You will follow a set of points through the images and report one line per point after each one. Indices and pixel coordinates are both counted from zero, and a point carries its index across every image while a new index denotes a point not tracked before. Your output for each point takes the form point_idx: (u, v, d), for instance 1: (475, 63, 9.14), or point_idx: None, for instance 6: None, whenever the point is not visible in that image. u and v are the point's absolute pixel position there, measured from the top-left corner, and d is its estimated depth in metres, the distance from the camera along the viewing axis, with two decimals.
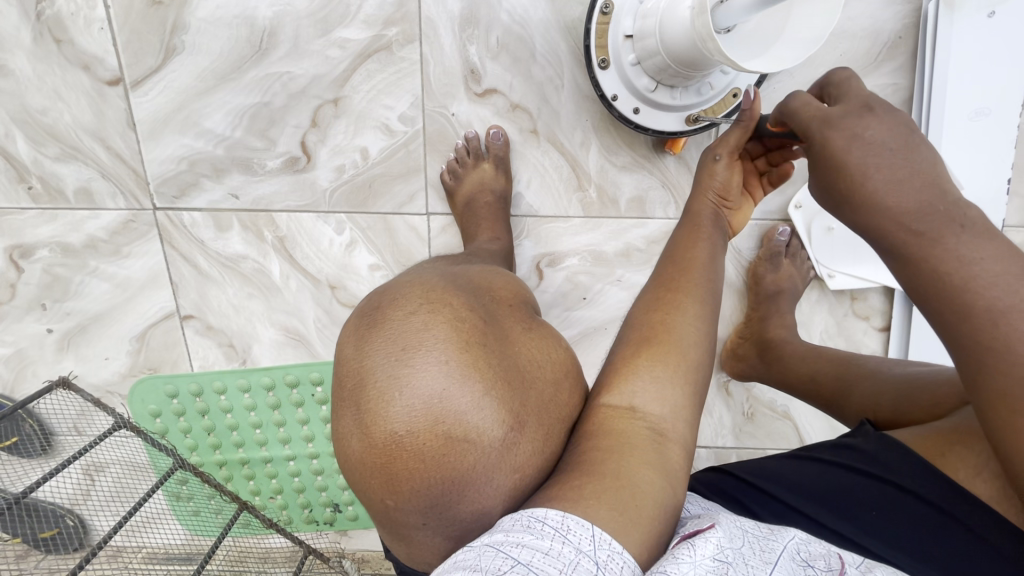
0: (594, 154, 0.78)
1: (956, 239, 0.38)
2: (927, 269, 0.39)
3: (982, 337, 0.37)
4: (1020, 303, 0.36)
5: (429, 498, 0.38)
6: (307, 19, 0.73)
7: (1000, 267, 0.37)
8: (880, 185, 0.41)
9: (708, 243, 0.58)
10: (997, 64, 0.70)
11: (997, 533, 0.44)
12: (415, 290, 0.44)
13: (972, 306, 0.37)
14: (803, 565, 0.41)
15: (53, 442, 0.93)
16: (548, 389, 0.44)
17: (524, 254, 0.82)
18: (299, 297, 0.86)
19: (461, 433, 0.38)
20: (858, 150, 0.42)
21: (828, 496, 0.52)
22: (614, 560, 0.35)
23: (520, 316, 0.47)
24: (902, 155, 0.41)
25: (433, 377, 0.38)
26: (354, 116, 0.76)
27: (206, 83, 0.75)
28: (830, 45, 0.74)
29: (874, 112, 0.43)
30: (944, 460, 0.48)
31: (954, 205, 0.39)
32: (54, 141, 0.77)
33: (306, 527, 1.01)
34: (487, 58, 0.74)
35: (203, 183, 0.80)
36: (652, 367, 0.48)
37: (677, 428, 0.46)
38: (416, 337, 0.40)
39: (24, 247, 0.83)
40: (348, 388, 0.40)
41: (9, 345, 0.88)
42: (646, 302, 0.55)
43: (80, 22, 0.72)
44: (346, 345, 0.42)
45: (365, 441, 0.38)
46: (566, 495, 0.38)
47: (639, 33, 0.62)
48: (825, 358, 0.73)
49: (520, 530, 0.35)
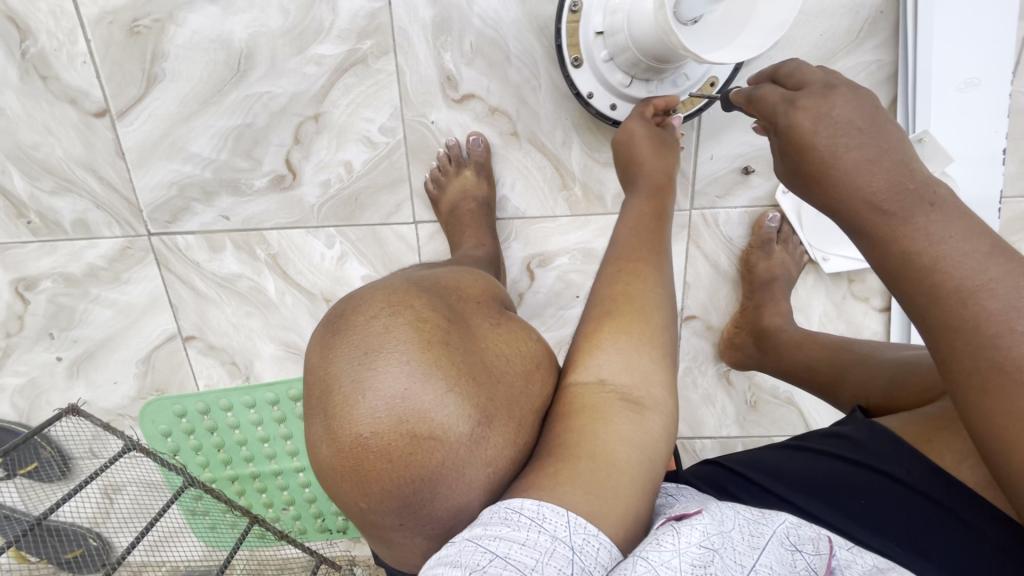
0: (576, 152, 0.78)
1: (927, 218, 0.37)
2: (898, 252, 0.37)
3: (956, 322, 0.35)
4: (991, 279, 0.34)
5: (402, 497, 0.38)
6: (283, 38, 0.73)
7: (969, 245, 0.35)
8: (852, 165, 0.39)
9: (659, 222, 0.58)
10: (982, 30, 0.68)
11: (992, 527, 0.44)
12: (377, 295, 0.44)
13: (944, 289, 0.35)
14: (791, 549, 0.39)
15: (71, 465, 0.95)
16: (518, 383, 0.44)
17: (514, 256, 0.83)
18: (296, 312, 0.87)
19: (426, 430, 0.38)
20: (825, 130, 0.40)
21: (816, 488, 0.52)
22: (589, 543, 0.35)
23: (487, 313, 0.48)
24: (870, 132, 0.40)
25: (396, 378, 0.38)
26: (336, 131, 0.77)
27: (189, 108, 0.76)
28: (809, 26, 0.72)
29: (838, 92, 0.42)
30: (930, 446, 0.48)
31: (922, 183, 0.38)
32: (48, 175, 0.79)
33: (317, 534, 1.02)
34: (462, 63, 0.74)
35: (194, 207, 0.81)
36: (617, 336, 0.48)
37: (651, 394, 0.45)
38: (378, 340, 0.40)
39: (28, 279, 0.85)
40: (316, 396, 0.40)
41: (23, 375, 0.90)
42: (609, 270, 0.54)
43: (63, 58, 0.74)
44: (312, 354, 0.43)
45: (333, 447, 0.38)
46: (542, 482, 0.38)
47: (609, 28, 0.62)
48: (819, 344, 0.73)
49: (497, 523, 0.35)
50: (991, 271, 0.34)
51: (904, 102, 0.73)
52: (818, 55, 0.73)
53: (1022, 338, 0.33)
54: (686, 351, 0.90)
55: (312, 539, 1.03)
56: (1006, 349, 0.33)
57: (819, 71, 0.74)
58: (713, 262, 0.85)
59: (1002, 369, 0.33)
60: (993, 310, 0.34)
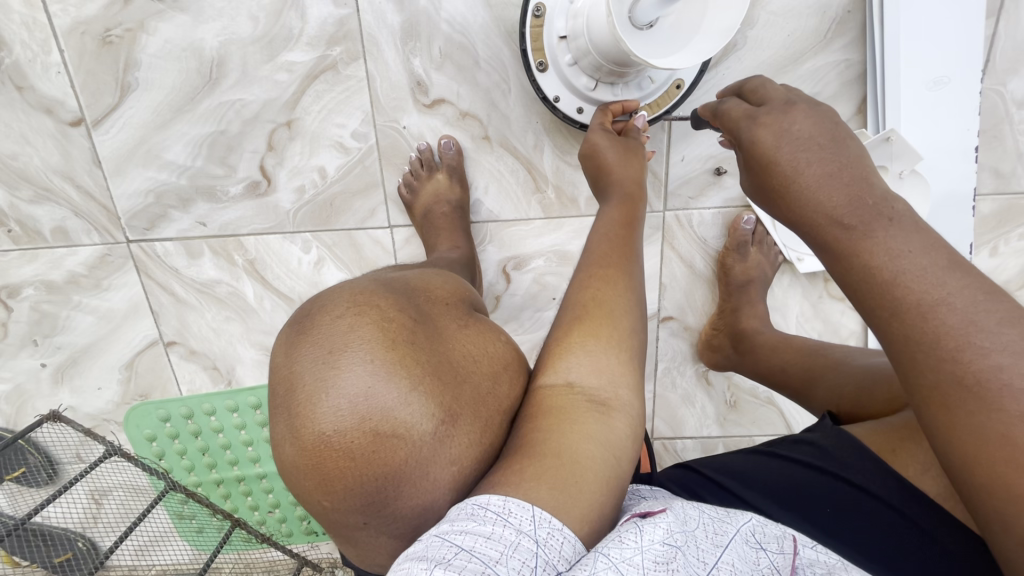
0: (548, 155, 0.78)
1: (886, 233, 0.36)
2: (859, 266, 0.37)
3: (916, 335, 0.34)
4: (949, 294, 0.34)
5: (365, 497, 0.38)
6: (253, 45, 0.74)
7: (927, 259, 0.35)
8: (812, 180, 0.39)
9: (629, 228, 0.57)
10: (949, 28, 0.68)
11: (949, 535, 0.44)
12: (344, 294, 0.43)
13: (903, 302, 0.35)
14: (755, 547, 0.38)
15: (58, 470, 0.96)
16: (484, 382, 0.44)
17: (489, 259, 0.83)
18: (275, 316, 0.88)
19: (390, 429, 0.37)
20: (786, 146, 0.41)
21: (783, 494, 0.52)
22: (554, 537, 0.36)
23: (456, 312, 0.47)
24: (830, 147, 0.40)
25: (360, 376, 0.37)
26: (309, 137, 0.78)
27: (163, 116, 0.77)
28: (776, 27, 0.72)
29: (798, 109, 0.43)
30: (896, 458, 0.48)
31: (881, 199, 0.38)
32: (27, 184, 0.80)
33: (302, 537, 1.03)
34: (432, 68, 0.74)
35: (171, 214, 0.82)
36: (586, 340, 0.47)
37: (618, 396, 0.45)
38: (342, 339, 0.39)
39: (11, 286, 0.86)
40: (279, 395, 0.39)
41: (8, 381, 0.91)
42: (581, 277, 0.53)
43: (38, 68, 0.74)
44: (277, 353, 0.42)
45: (297, 446, 0.37)
46: (507, 479, 0.38)
47: (571, 33, 0.62)
48: (794, 348, 0.73)
49: (464, 518, 0.35)
50: (949, 285, 0.34)
51: (874, 101, 0.73)
52: (787, 55, 0.73)
53: (980, 352, 0.32)
54: (664, 352, 0.90)
55: (296, 542, 1.04)
56: (965, 362, 0.33)
57: (788, 71, 0.74)
58: (689, 263, 0.85)
59: (960, 384, 0.33)
60: (950, 325, 0.33)
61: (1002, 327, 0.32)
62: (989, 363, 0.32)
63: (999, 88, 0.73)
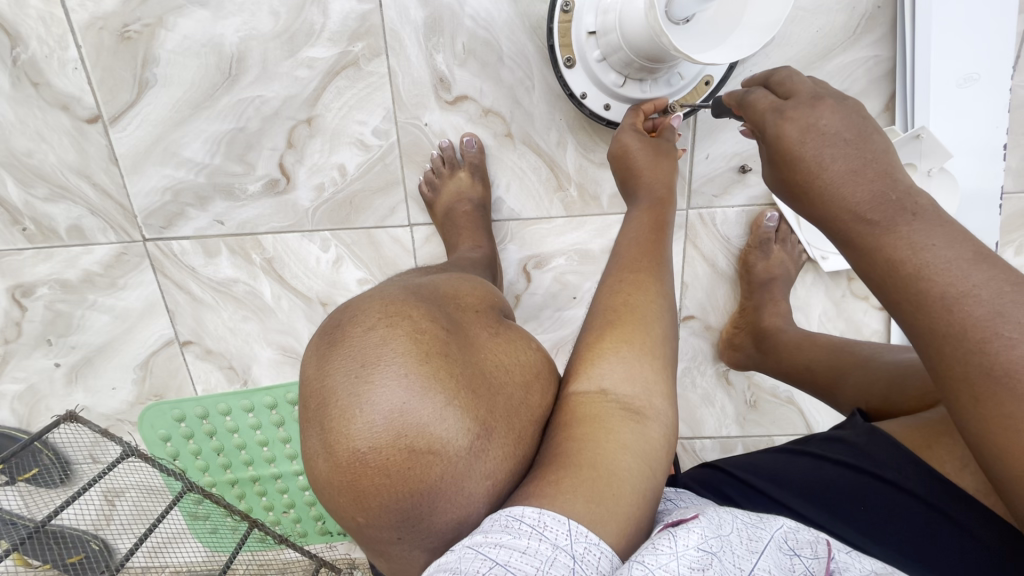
0: (571, 152, 0.77)
1: (910, 227, 0.36)
2: (883, 260, 0.36)
3: (942, 328, 0.33)
4: (976, 285, 0.33)
5: (399, 513, 0.36)
6: (273, 41, 0.73)
7: (953, 252, 0.34)
8: (837, 175, 0.38)
9: (662, 232, 0.56)
10: (981, 23, 0.67)
11: (986, 530, 0.43)
12: (374, 303, 0.42)
13: (926, 294, 0.34)
14: (790, 553, 0.37)
15: (72, 470, 0.96)
16: (518, 393, 0.42)
17: (510, 258, 0.82)
18: (292, 316, 0.87)
19: (425, 445, 0.36)
20: (810, 141, 0.40)
21: (816, 493, 0.51)
22: (591, 552, 0.34)
23: (487, 321, 0.46)
24: (856, 143, 0.39)
25: (394, 391, 0.36)
26: (329, 134, 0.77)
27: (181, 113, 0.76)
28: (805, 22, 0.71)
29: (825, 102, 0.41)
30: (932, 453, 0.47)
31: (906, 193, 0.37)
32: (42, 182, 0.79)
33: (317, 537, 1.02)
34: (455, 65, 0.73)
35: (188, 212, 0.81)
36: (619, 346, 0.46)
37: (653, 405, 0.44)
38: (375, 351, 0.38)
39: (25, 286, 0.85)
40: (311, 408, 0.38)
41: (22, 381, 0.90)
42: (611, 281, 0.52)
43: (55, 64, 0.73)
44: (308, 365, 0.41)
45: (330, 461, 0.36)
46: (542, 491, 0.37)
47: (602, 29, 0.61)
48: (820, 345, 0.72)
49: (498, 531, 0.34)
50: (974, 277, 0.33)
51: (903, 98, 0.73)
52: (815, 51, 0.72)
53: (1008, 344, 0.31)
54: (684, 351, 0.89)
55: (312, 542, 1.03)
56: (994, 354, 0.31)
57: (816, 68, 0.73)
58: (711, 262, 0.84)
59: (991, 375, 0.31)
60: (978, 316, 0.32)
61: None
62: (1019, 355, 0.31)
63: None
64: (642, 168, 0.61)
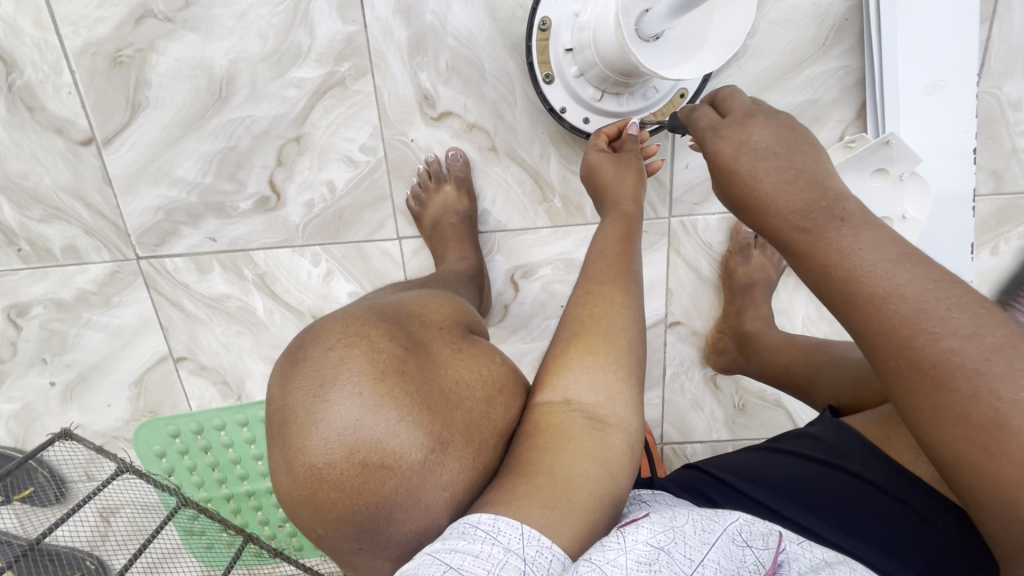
0: (554, 164, 0.79)
1: (839, 232, 0.37)
2: (818, 266, 0.38)
3: (874, 326, 0.35)
4: (900, 284, 0.34)
5: (359, 525, 0.37)
6: (262, 63, 0.75)
7: (879, 254, 0.36)
8: (770, 188, 0.40)
9: (629, 241, 0.58)
10: (944, 33, 0.70)
11: (944, 516, 0.45)
12: (337, 324, 0.43)
13: (859, 297, 0.35)
14: (743, 545, 0.37)
15: (67, 488, 0.96)
16: (479, 407, 0.43)
17: (497, 269, 0.84)
18: (284, 330, 0.88)
19: (379, 460, 0.37)
20: (744, 157, 0.42)
21: (788, 488, 0.51)
22: (543, 554, 0.35)
23: (452, 337, 0.47)
24: (786, 155, 0.41)
25: (349, 408, 0.37)
26: (318, 151, 0.78)
27: (173, 134, 0.78)
28: (776, 35, 0.74)
29: (756, 121, 0.44)
30: (891, 444, 0.49)
31: (834, 200, 0.38)
32: (37, 203, 0.81)
33: (313, 550, 1.02)
34: (439, 82, 0.76)
35: (181, 230, 0.82)
36: (584, 356, 0.47)
37: (616, 413, 0.45)
38: (333, 370, 0.39)
39: (20, 305, 0.86)
40: (275, 426, 0.39)
41: (17, 401, 0.91)
42: (580, 293, 0.53)
43: (49, 89, 0.75)
44: (273, 385, 0.42)
45: (290, 477, 0.37)
46: (500, 499, 0.38)
47: (578, 46, 0.64)
48: (796, 346, 0.73)
49: (454, 537, 0.35)
50: (900, 276, 0.35)
51: (874, 105, 0.75)
52: (788, 63, 0.75)
53: (934, 338, 0.33)
54: (672, 357, 0.90)
55: (309, 555, 1.03)
56: (922, 348, 0.33)
57: (789, 78, 0.75)
58: (696, 268, 0.86)
59: (921, 369, 0.33)
60: (903, 314, 0.34)
61: (953, 312, 0.33)
62: (945, 346, 0.32)
63: (995, 91, 0.75)
64: (608, 183, 0.63)
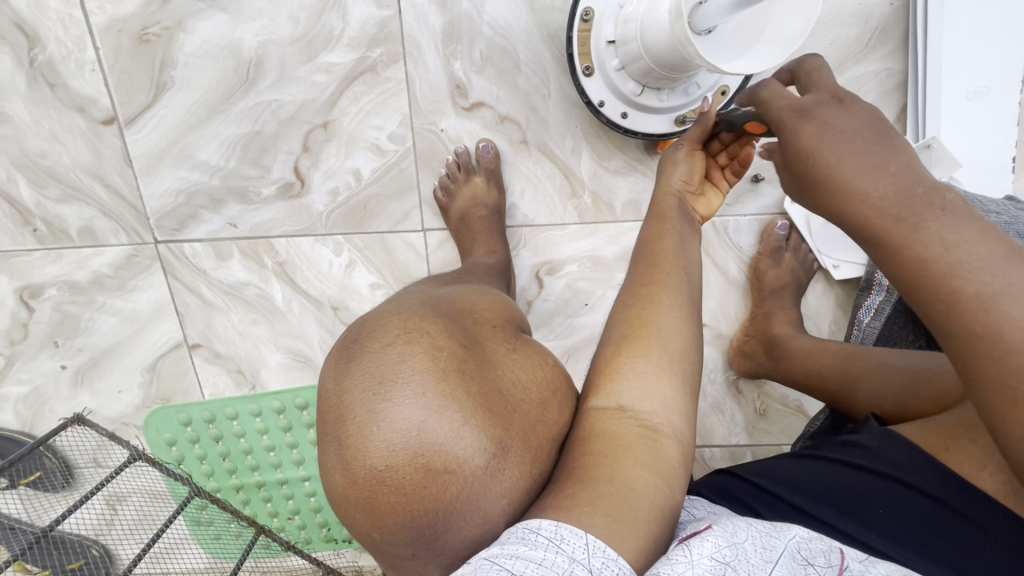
0: (585, 159, 0.78)
1: (940, 223, 0.35)
2: (913, 259, 0.36)
3: (975, 327, 0.34)
4: (1008, 285, 0.33)
5: (415, 531, 0.36)
6: (292, 46, 0.73)
7: (986, 250, 0.34)
8: (856, 174, 0.38)
9: (674, 233, 0.55)
10: (990, 39, 0.69)
11: (1008, 529, 0.43)
12: (393, 320, 0.42)
13: (963, 295, 0.34)
14: (804, 564, 0.37)
15: (75, 475, 0.94)
16: (535, 411, 0.42)
17: (523, 264, 0.82)
18: (303, 320, 0.86)
19: (441, 464, 0.35)
20: (828, 139, 0.39)
21: (831, 494, 0.50)
22: (609, 566, 0.33)
23: (505, 335, 0.45)
24: (876, 140, 0.38)
25: (411, 409, 0.36)
26: (345, 138, 0.77)
27: (198, 116, 0.76)
28: (818, 35, 0.72)
29: (843, 102, 0.40)
30: (949, 455, 0.48)
31: (933, 188, 0.36)
32: (54, 182, 0.79)
33: (322, 544, 1.01)
34: (473, 72, 0.74)
35: (202, 215, 0.81)
36: (635, 361, 0.46)
37: (669, 422, 0.44)
38: (394, 369, 0.38)
39: (33, 287, 0.84)
40: (330, 423, 0.38)
41: (26, 384, 0.89)
42: (626, 295, 0.52)
43: (72, 65, 0.73)
44: (327, 380, 0.41)
45: (347, 477, 0.36)
46: (560, 505, 0.37)
47: (622, 38, 0.62)
48: (831, 351, 0.72)
49: (514, 542, 0.34)
50: (1009, 275, 0.33)
51: (914, 109, 0.73)
52: (827, 64, 0.73)
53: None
54: None
55: (317, 549, 1.01)
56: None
57: None
58: (724, 270, 0.85)
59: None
60: (1013, 317, 0.32)
61: None
62: None
63: None
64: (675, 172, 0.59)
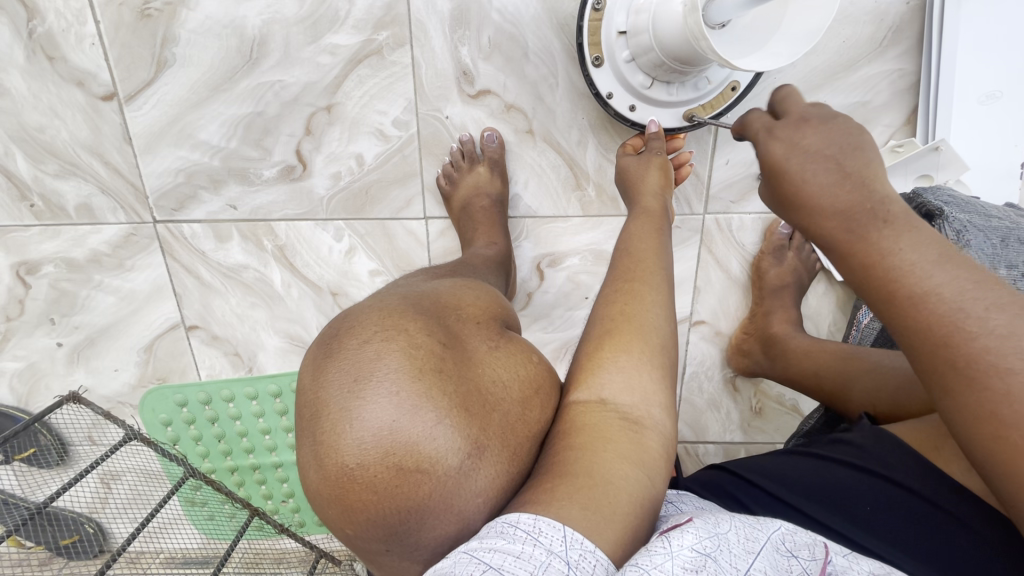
0: (591, 151, 0.77)
1: (880, 233, 0.38)
2: (858, 263, 0.39)
3: (909, 325, 0.36)
4: (937, 285, 0.35)
5: (389, 528, 0.36)
6: (297, 26, 0.72)
7: (920, 253, 0.37)
8: (819, 190, 0.41)
9: (657, 233, 0.57)
10: (1005, 43, 0.68)
11: (989, 527, 0.44)
12: (372, 316, 0.41)
13: (896, 296, 0.37)
14: (788, 556, 0.37)
15: (69, 452, 0.94)
16: (516, 408, 0.41)
17: (524, 255, 0.82)
18: (301, 305, 0.86)
19: (414, 463, 0.35)
20: (793, 159, 0.42)
21: (817, 489, 0.50)
22: (586, 559, 0.33)
23: (488, 332, 0.45)
24: (839, 160, 0.41)
25: (385, 408, 0.36)
26: (348, 122, 0.76)
27: (199, 95, 0.75)
28: (832, 33, 0.71)
29: (808, 124, 0.43)
30: (937, 454, 0.48)
31: (879, 202, 0.39)
32: (53, 158, 0.78)
33: (317, 527, 1.00)
34: (480, 58, 0.73)
35: (201, 195, 0.80)
36: (617, 356, 0.46)
37: (651, 415, 0.44)
38: (369, 366, 0.37)
39: (30, 263, 0.83)
40: (305, 419, 0.38)
41: (21, 359, 0.89)
42: (608, 291, 0.52)
43: (71, 38, 0.72)
44: (304, 375, 0.40)
45: (320, 474, 0.35)
46: (539, 498, 0.36)
47: (633, 29, 0.61)
48: (829, 351, 0.72)
49: (493, 537, 0.34)
50: (936, 277, 0.36)
51: (924, 112, 0.73)
52: (840, 63, 0.72)
53: (969, 337, 0.33)
54: (693, 356, 0.89)
55: (310, 532, 1.00)
56: (958, 347, 0.34)
57: (840, 79, 0.73)
58: (726, 268, 0.84)
59: (957, 368, 0.34)
60: (939, 314, 0.35)
61: (990, 312, 0.33)
62: (981, 346, 0.33)
63: None
64: (643, 181, 0.64)
